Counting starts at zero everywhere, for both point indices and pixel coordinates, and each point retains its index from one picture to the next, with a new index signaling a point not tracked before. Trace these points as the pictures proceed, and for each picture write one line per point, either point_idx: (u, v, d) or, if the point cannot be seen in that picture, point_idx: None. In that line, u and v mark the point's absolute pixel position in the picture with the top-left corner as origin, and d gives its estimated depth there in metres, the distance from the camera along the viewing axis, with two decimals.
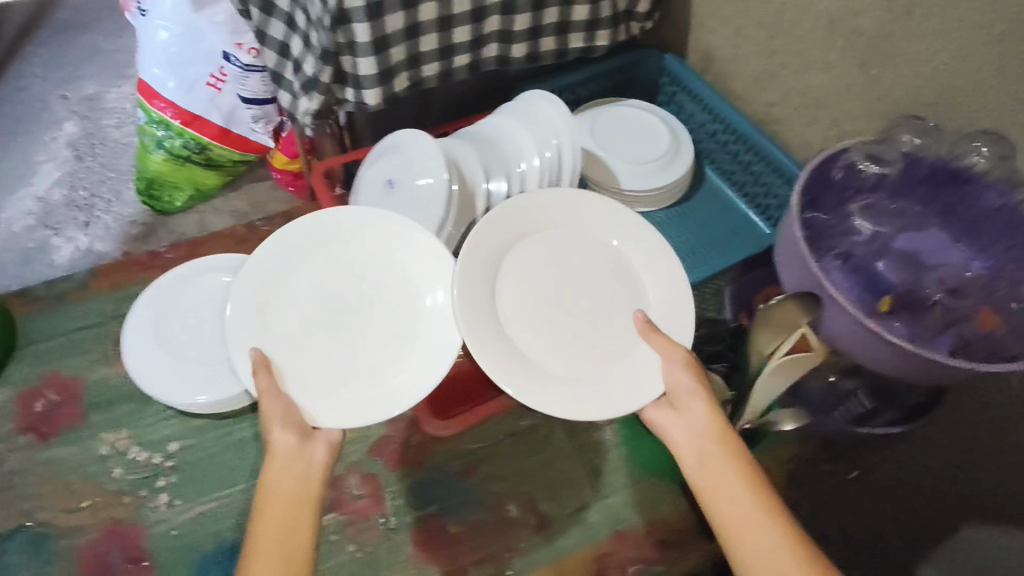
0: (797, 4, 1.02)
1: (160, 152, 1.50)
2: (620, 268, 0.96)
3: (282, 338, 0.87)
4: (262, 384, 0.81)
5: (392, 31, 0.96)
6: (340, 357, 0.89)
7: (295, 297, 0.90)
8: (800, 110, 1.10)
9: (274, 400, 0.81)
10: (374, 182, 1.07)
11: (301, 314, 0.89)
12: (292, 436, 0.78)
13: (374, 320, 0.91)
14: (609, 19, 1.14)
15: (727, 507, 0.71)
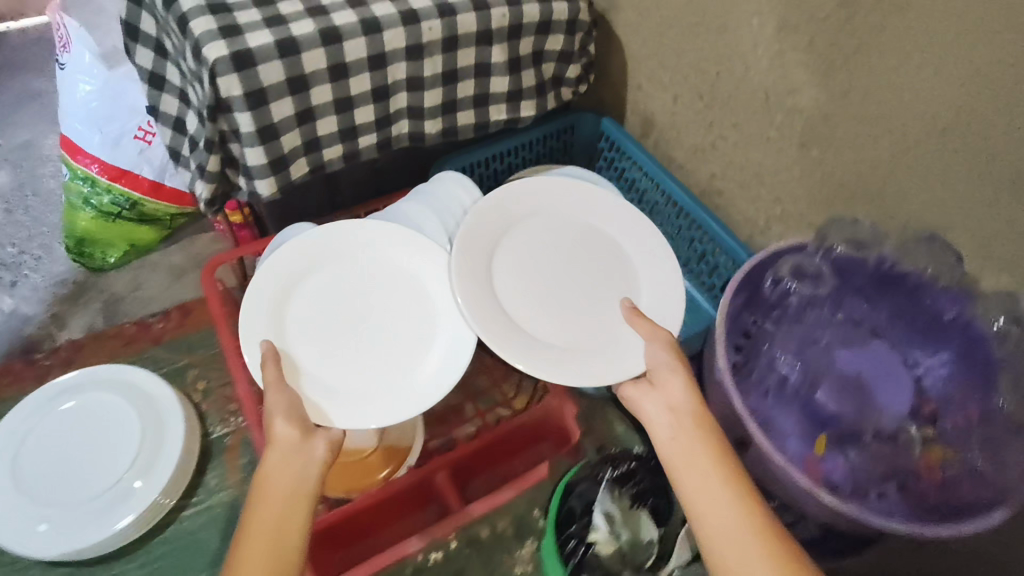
0: (732, 75, 0.94)
1: (87, 210, 1.34)
2: (611, 252, 0.94)
3: (301, 337, 0.86)
4: (268, 376, 0.78)
5: (280, 118, 0.86)
6: (355, 357, 0.86)
7: (312, 300, 0.88)
8: (741, 184, 1.01)
9: (279, 393, 0.77)
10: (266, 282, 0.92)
11: (318, 314, 0.87)
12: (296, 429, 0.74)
13: (390, 320, 0.90)
14: (533, 88, 1.05)
15: (692, 482, 0.66)
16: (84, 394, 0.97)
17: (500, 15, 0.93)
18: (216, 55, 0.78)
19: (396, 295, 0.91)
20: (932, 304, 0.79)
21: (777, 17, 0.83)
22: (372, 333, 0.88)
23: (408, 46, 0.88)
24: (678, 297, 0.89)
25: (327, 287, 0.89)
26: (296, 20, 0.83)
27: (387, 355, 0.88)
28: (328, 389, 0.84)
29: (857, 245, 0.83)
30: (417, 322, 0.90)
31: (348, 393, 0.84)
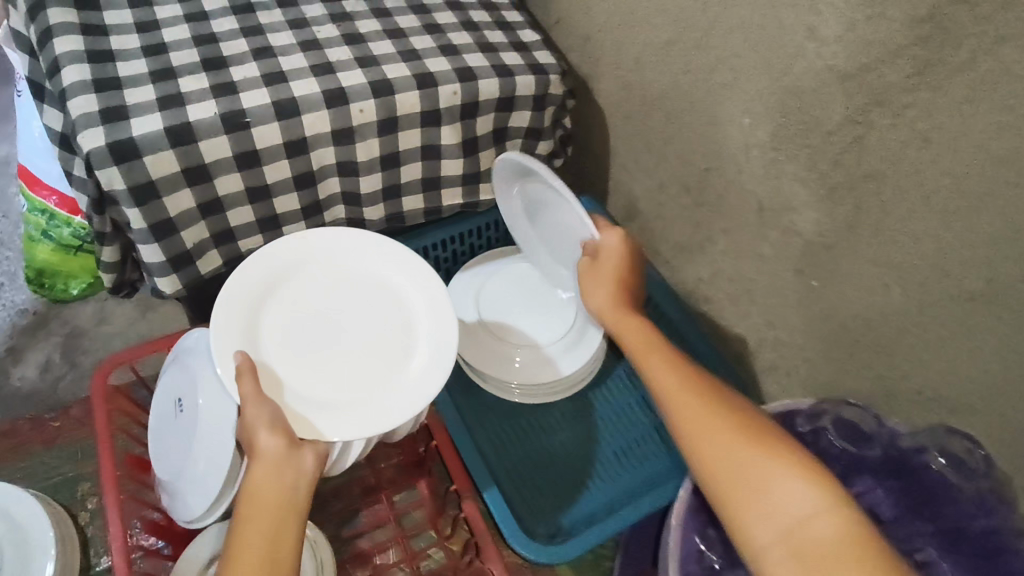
0: (722, 175, 0.79)
1: (44, 243, 1.15)
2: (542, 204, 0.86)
3: (280, 345, 0.69)
4: (244, 387, 0.62)
5: (179, 212, 0.73)
6: (340, 364, 0.70)
7: (288, 317, 0.72)
8: (731, 297, 0.86)
9: (259, 407, 0.61)
10: (165, 398, 0.80)
11: (293, 322, 0.71)
12: (280, 440, 0.59)
13: (374, 321, 0.74)
14: (495, 169, 0.91)
15: (686, 406, 0.59)
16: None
17: (450, 93, 0.79)
18: (91, 145, 0.65)
19: (379, 300, 0.75)
20: (955, 514, 0.61)
21: (775, 121, 0.68)
22: (353, 339, 0.72)
23: (335, 129, 0.75)
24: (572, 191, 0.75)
25: (303, 293, 0.73)
26: (196, 101, 0.70)
27: (376, 358, 0.72)
28: (310, 398, 0.67)
29: (850, 424, 0.67)
30: (402, 323, 0.75)
31: (338, 402, 0.68)
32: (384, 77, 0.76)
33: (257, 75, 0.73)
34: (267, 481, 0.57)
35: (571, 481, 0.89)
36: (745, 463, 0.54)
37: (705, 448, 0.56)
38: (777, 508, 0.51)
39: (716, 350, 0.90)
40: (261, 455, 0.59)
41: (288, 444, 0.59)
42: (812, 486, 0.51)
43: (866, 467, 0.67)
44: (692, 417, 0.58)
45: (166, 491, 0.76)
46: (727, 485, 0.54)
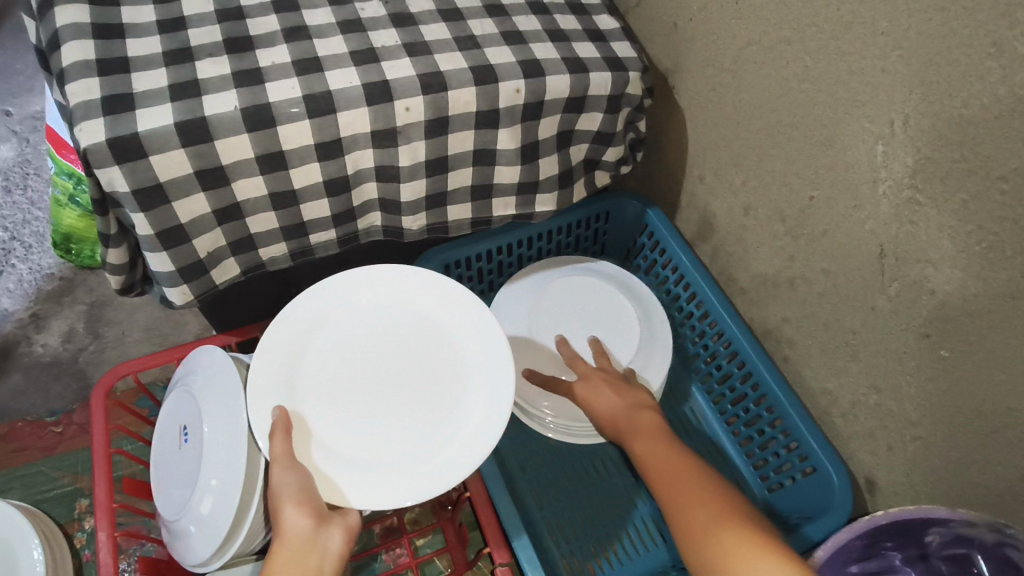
0: (833, 208, 0.66)
1: (71, 209, 1.08)
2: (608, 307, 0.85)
3: (319, 397, 0.61)
4: (275, 449, 0.55)
5: (190, 218, 0.63)
6: (384, 418, 0.61)
7: (333, 361, 0.63)
8: (823, 347, 0.73)
9: (287, 470, 0.53)
10: (169, 423, 0.71)
11: (336, 368, 0.63)
12: (307, 519, 0.50)
13: (425, 367, 0.63)
14: (555, 178, 0.78)
15: (693, 510, 0.52)
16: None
17: (512, 90, 0.67)
18: (89, 140, 0.55)
19: (431, 344, 0.65)
20: None
21: (922, 153, 0.54)
22: (400, 388, 0.62)
23: (375, 131, 0.64)
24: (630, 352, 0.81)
25: (349, 334, 0.64)
26: (215, 90, 0.59)
27: (423, 411, 0.61)
28: (345, 456, 0.58)
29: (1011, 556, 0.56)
30: (456, 373, 0.63)
31: (376, 463, 0.58)
32: (436, 70, 0.64)
33: (288, 61, 0.62)
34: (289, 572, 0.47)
35: (617, 538, 0.78)
36: (728, 552, 0.48)
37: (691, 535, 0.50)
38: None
39: (799, 404, 0.77)
40: (283, 536, 0.49)
41: (314, 524, 0.50)
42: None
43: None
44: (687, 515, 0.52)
45: (166, 526, 0.67)
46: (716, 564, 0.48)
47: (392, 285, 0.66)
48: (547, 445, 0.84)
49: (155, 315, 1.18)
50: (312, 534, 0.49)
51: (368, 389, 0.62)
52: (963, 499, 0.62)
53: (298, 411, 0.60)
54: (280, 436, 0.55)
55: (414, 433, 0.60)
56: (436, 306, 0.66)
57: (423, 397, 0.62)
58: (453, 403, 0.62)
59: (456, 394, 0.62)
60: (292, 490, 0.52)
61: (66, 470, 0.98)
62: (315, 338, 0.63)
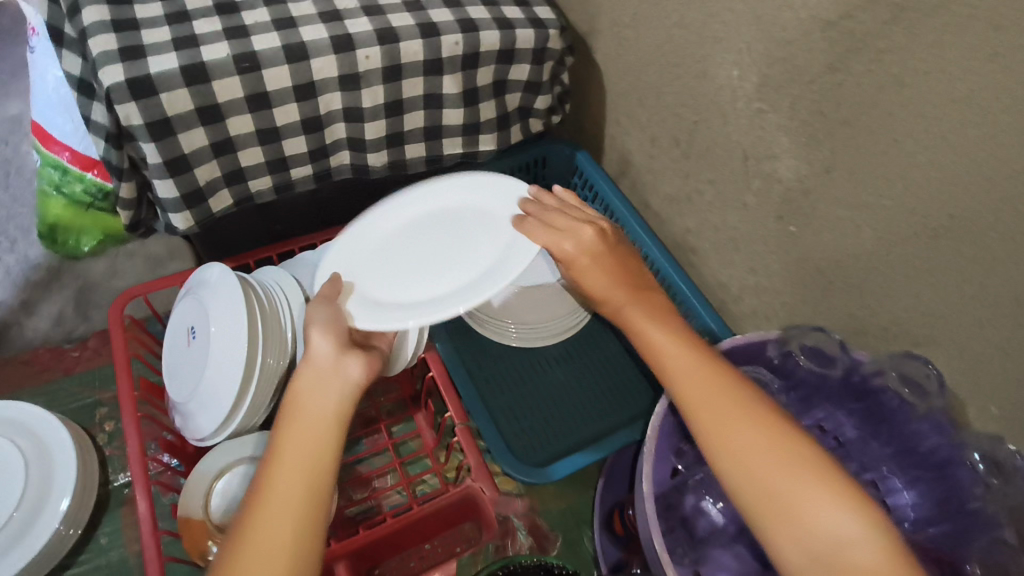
0: (711, 128, 0.83)
1: (56, 198, 1.16)
2: None
3: (365, 262, 0.80)
4: (323, 289, 0.72)
5: (192, 149, 0.77)
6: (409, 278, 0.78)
7: (392, 238, 0.83)
8: (716, 247, 0.90)
9: (322, 305, 0.70)
10: (178, 327, 0.85)
11: (384, 247, 0.82)
12: (330, 342, 0.66)
13: (451, 254, 0.81)
14: (494, 121, 0.94)
15: (742, 438, 0.55)
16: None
17: (452, 43, 0.83)
18: (111, 80, 0.69)
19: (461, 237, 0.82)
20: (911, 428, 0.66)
21: (763, 72, 0.72)
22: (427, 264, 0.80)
23: (341, 75, 0.79)
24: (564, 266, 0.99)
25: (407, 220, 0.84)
26: (210, 42, 0.74)
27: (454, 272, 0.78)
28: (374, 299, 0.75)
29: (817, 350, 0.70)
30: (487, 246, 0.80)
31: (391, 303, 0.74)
32: (389, 26, 0.80)
33: (268, 20, 0.77)
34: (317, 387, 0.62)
35: (559, 420, 0.93)
36: (784, 483, 0.52)
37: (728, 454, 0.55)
38: (821, 531, 0.50)
39: (702, 298, 0.94)
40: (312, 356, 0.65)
41: (337, 353, 0.65)
42: (853, 504, 0.51)
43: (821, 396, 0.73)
44: (723, 433, 0.56)
45: (179, 411, 0.81)
46: (773, 490, 0.52)
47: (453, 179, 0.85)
48: (500, 350, 1.00)
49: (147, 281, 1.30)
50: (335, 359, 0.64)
51: (414, 256, 0.81)
52: None
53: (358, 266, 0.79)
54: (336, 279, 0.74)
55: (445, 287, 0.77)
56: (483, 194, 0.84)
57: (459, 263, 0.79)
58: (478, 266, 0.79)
59: (471, 272, 0.78)
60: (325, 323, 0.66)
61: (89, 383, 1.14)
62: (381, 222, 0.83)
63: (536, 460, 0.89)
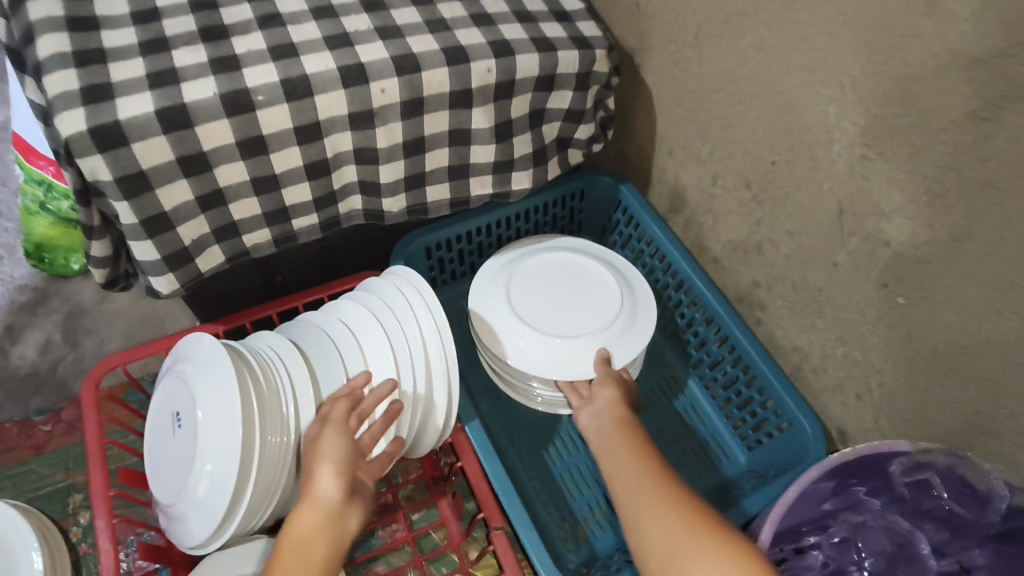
0: (794, 170, 0.69)
1: (43, 216, 1.06)
2: (583, 285, 0.85)
3: (591, 311, 0.82)
4: (336, 411, 0.65)
5: (174, 205, 0.64)
6: (581, 292, 0.85)
7: (522, 301, 0.83)
8: (792, 306, 0.77)
9: (336, 435, 0.63)
10: (161, 410, 0.72)
11: (528, 291, 0.85)
12: (337, 487, 0.61)
13: (584, 316, 0.82)
14: (530, 156, 0.81)
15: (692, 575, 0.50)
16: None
17: (483, 69, 0.70)
18: (70, 129, 0.56)
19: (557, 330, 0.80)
20: None
21: (871, 112, 0.58)
22: (567, 319, 0.82)
23: (352, 113, 0.66)
24: (594, 327, 0.81)
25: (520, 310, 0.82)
26: (192, 78, 0.61)
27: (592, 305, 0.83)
28: (631, 288, 0.84)
29: (963, 481, 0.55)
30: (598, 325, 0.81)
31: (622, 272, 0.86)
32: (408, 53, 0.68)
33: (263, 47, 0.64)
34: (311, 533, 0.60)
35: (605, 502, 0.81)
36: None
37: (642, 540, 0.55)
38: None
39: (773, 364, 0.81)
40: (318, 498, 0.60)
41: (342, 496, 0.61)
42: None
43: (972, 534, 0.55)
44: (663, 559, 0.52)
45: (165, 513, 0.68)
46: None
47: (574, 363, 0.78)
48: (535, 419, 0.87)
49: (136, 316, 1.18)
50: (341, 502, 0.61)
51: (529, 305, 0.83)
52: (923, 438, 0.66)
53: (518, 271, 0.86)
54: (370, 404, 0.66)
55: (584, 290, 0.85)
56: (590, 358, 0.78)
57: (594, 319, 0.82)
58: (597, 329, 0.80)
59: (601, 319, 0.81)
60: (340, 455, 0.62)
61: (57, 467, 0.96)
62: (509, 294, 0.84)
63: (581, 556, 0.77)
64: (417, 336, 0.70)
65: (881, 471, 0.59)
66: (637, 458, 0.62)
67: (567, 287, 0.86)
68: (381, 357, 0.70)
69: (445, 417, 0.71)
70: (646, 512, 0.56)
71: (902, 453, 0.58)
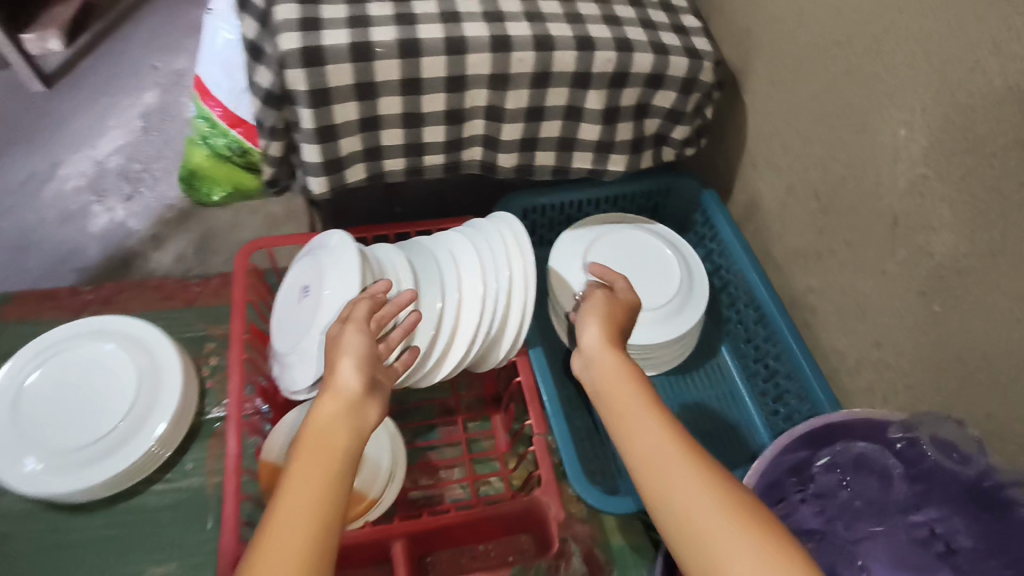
0: (860, 184, 0.78)
1: (201, 148, 1.22)
2: (652, 267, 0.98)
3: (651, 291, 0.96)
4: (359, 312, 0.68)
5: (342, 121, 0.82)
6: (646, 278, 0.97)
7: (599, 263, 0.98)
8: (839, 311, 0.85)
9: (361, 332, 0.66)
10: (293, 284, 0.89)
11: (607, 257, 0.99)
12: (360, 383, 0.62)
13: (646, 292, 0.96)
14: (628, 143, 0.94)
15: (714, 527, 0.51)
16: (73, 351, 0.90)
17: (605, 59, 0.84)
18: (287, 46, 0.75)
19: None
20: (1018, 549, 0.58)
21: (934, 135, 0.67)
22: (630, 290, 0.96)
23: (492, 74, 0.83)
24: (650, 305, 0.94)
25: (594, 270, 0.97)
26: (380, 26, 0.79)
27: (655, 287, 0.96)
28: (689, 292, 0.96)
29: (950, 446, 0.64)
30: (654, 304, 0.94)
31: (686, 264, 0.99)
32: (547, 34, 0.83)
33: (435, 13, 0.82)
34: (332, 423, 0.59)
35: None
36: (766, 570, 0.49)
37: (688, 522, 0.53)
38: None
39: (812, 360, 0.88)
40: (340, 391, 0.61)
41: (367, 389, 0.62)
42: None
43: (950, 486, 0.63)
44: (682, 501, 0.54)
45: (281, 362, 0.86)
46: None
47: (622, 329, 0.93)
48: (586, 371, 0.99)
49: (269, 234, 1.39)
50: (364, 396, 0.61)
51: (602, 271, 0.97)
52: None
53: (602, 238, 1.00)
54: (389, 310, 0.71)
55: (654, 272, 0.98)
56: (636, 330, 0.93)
57: (653, 299, 0.95)
58: (652, 309, 0.94)
59: (659, 301, 0.95)
60: (365, 349, 0.64)
61: None
62: (589, 254, 0.98)
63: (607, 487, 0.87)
64: (506, 272, 0.84)
65: (879, 432, 0.68)
66: (648, 412, 0.60)
67: (639, 263, 0.99)
68: (474, 278, 0.85)
69: (513, 341, 0.85)
70: (673, 475, 0.55)
71: (890, 420, 0.68)
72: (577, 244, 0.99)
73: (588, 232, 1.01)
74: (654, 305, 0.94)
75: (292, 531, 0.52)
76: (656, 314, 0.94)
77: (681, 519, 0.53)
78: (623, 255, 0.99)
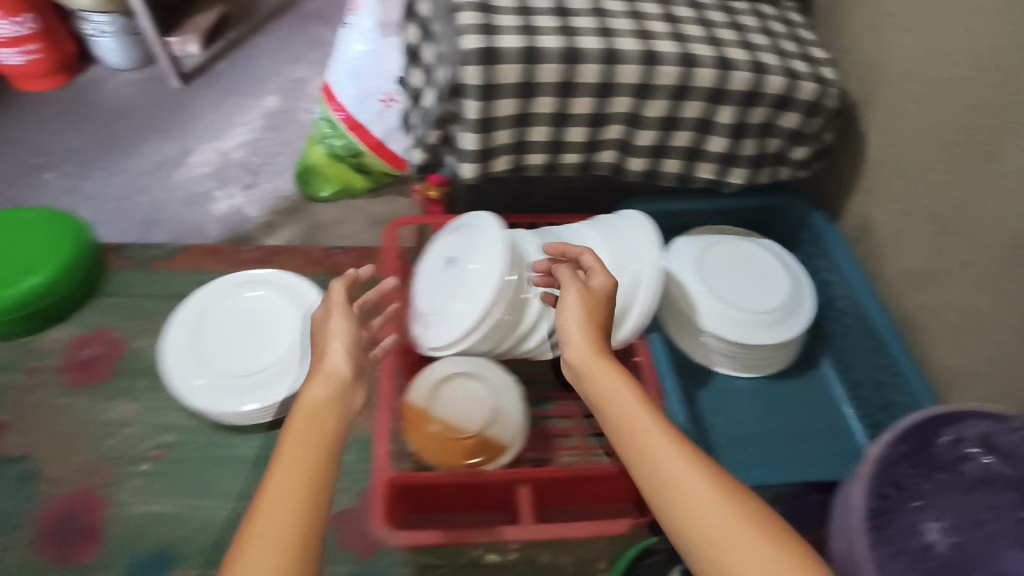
0: (981, 207, 0.84)
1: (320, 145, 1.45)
2: (761, 274, 1.05)
3: (760, 296, 1.02)
4: (337, 295, 0.71)
5: (502, 114, 0.93)
6: (756, 284, 1.03)
7: (711, 267, 1.05)
8: (953, 327, 0.89)
9: (343, 316, 0.70)
10: (437, 255, 1.00)
11: (718, 262, 1.06)
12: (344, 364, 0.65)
13: (756, 297, 1.02)
14: (750, 158, 1.03)
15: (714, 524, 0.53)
16: (272, 289, 1.04)
17: (740, 79, 0.94)
18: (468, 45, 0.87)
19: (730, 299, 1.01)
20: None
21: None
22: (741, 294, 1.02)
23: (639, 83, 0.93)
24: (761, 309, 1.01)
25: (707, 273, 1.04)
26: (547, 35, 0.91)
27: (765, 293, 1.02)
28: (797, 302, 1.03)
29: None
30: (765, 310, 1.01)
31: (794, 275, 1.05)
32: (691, 52, 0.93)
33: (593, 28, 0.93)
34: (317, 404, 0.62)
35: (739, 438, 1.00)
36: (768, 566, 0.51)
37: (688, 520, 0.55)
38: None
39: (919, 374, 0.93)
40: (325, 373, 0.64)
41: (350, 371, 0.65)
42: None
43: None
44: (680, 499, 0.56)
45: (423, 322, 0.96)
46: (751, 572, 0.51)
47: (731, 329, 1.00)
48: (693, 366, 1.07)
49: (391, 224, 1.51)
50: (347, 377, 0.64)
51: (714, 274, 1.04)
52: None
53: (712, 245, 1.07)
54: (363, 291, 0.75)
55: (764, 279, 1.04)
56: (747, 332, 1.00)
57: (763, 304, 1.01)
58: (763, 313, 1.00)
59: (769, 307, 1.01)
60: (345, 331, 0.68)
61: None
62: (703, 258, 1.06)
63: None
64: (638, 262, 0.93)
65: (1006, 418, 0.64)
66: (632, 404, 0.62)
67: (747, 270, 1.05)
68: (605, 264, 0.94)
69: (638, 323, 0.92)
70: (667, 472, 0.57)
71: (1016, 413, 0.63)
72: (691, 248, 1.06)
73: (700, 238, 1.08)
74: (764, 310, 1.01)
75: (280, 510, 0.54)
76: (767, 319, 1.00)
77: (679, 512, 0.55)
78: (731, 261, 1.06)
